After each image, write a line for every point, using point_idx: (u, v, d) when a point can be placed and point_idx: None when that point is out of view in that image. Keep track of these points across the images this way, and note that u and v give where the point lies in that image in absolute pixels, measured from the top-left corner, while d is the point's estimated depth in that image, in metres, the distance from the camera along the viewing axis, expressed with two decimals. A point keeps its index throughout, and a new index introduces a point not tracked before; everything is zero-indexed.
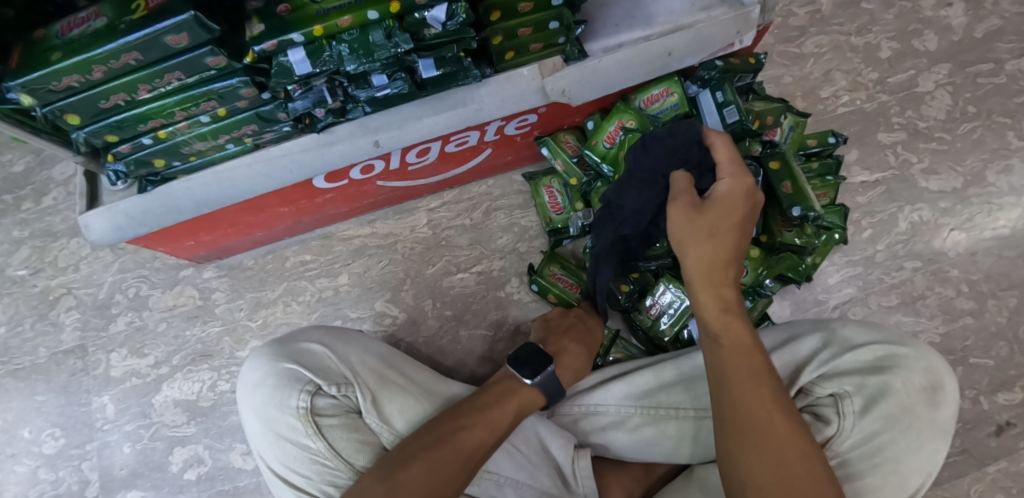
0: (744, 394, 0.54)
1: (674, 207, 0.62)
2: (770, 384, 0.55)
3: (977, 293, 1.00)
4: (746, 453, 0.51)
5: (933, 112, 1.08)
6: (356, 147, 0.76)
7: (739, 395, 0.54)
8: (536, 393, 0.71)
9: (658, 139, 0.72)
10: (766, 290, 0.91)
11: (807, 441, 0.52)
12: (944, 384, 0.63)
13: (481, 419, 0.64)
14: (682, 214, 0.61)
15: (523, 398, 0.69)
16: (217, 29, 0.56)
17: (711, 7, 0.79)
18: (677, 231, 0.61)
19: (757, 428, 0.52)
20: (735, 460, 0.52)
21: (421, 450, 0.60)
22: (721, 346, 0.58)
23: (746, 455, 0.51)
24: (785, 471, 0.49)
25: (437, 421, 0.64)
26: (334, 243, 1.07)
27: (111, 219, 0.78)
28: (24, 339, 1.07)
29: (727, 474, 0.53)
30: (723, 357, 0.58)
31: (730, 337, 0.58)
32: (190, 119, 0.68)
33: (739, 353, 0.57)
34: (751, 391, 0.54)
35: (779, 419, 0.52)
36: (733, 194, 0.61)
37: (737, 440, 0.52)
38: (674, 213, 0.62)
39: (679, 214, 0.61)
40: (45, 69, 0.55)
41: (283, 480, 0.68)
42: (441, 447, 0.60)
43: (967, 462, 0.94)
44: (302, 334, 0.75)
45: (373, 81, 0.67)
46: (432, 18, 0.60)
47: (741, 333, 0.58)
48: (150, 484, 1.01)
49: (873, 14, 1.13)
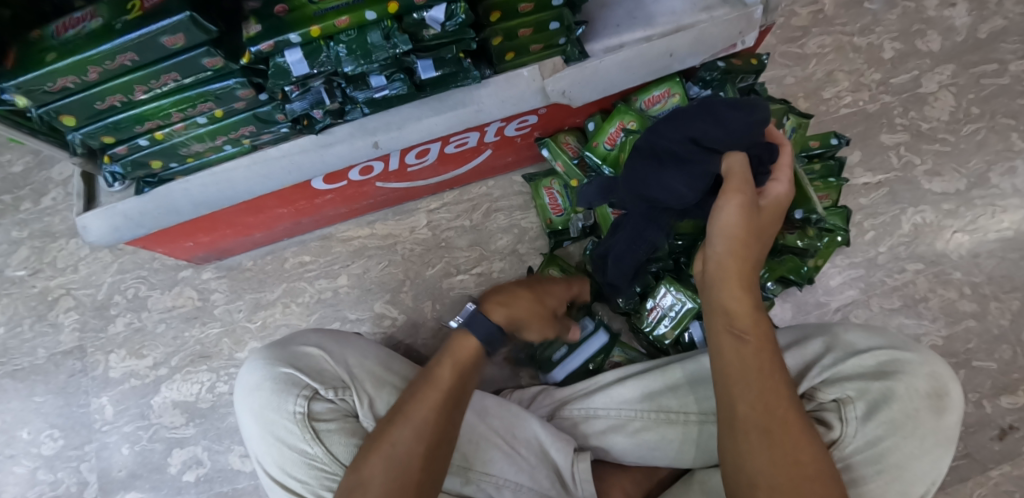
0: (765, 396, 0.52)
1: (728, 193, 0.56)
2: (788, 387, 0.54)
3: (980, 296, 0.99)
4: (760, 452, 0.51)
5: (936, 113, 1.07)
6: (354, 149, 0.76)
7: (763, 394, 0.52)
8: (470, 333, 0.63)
9: (728, 109, 0.63)
10: (767, 293, 0.90)
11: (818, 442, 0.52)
12: (948, 390, 0.62)
13: (431, 398, 0.59)
14: (740, 205, 0.55)
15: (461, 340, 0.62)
16: (213, 29, 0.56)
17: (713, 7, 0.78)
18: (725, 221, 0.56)
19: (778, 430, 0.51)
20: (746, 458, 0.51)
21: (373, 444, 0.58)
22: (748, 342, 0.55)
23: (763, 455, 0.50)
24: (801, 474, 0.49)
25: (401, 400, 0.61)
26: (333, 243, 1.06)
27: (108, 221, 0.77)
28: (22, 340, 1.06)
29: (735, 471, 0.52)
30: (748, 355, 0.54)
31: (757, 335, 0.55)
32: (187, 121, 0.68)
33: (765, 351, 0.54)
34: (774, 392, 0.52)
35: (794, 421, 0.52)
36: (778, 200, 0.59)
37: (754, 440, 0.51)
38: (729, 201, 0.56)
39: (737, 202, 0.56)
40: (39, 71, 0.55)
41: (281, 485, 0.67)
42: (390, 441, 0.57)
43: (970, 466, 0.93)
44: (299, 338, 0.75)
45: (372, 82, 0.67)
46: (431, 19, 0.60)
47: (763, 331, 0.55)
48: (148, 485, 1.01)
49: (876, 14, 1.12)
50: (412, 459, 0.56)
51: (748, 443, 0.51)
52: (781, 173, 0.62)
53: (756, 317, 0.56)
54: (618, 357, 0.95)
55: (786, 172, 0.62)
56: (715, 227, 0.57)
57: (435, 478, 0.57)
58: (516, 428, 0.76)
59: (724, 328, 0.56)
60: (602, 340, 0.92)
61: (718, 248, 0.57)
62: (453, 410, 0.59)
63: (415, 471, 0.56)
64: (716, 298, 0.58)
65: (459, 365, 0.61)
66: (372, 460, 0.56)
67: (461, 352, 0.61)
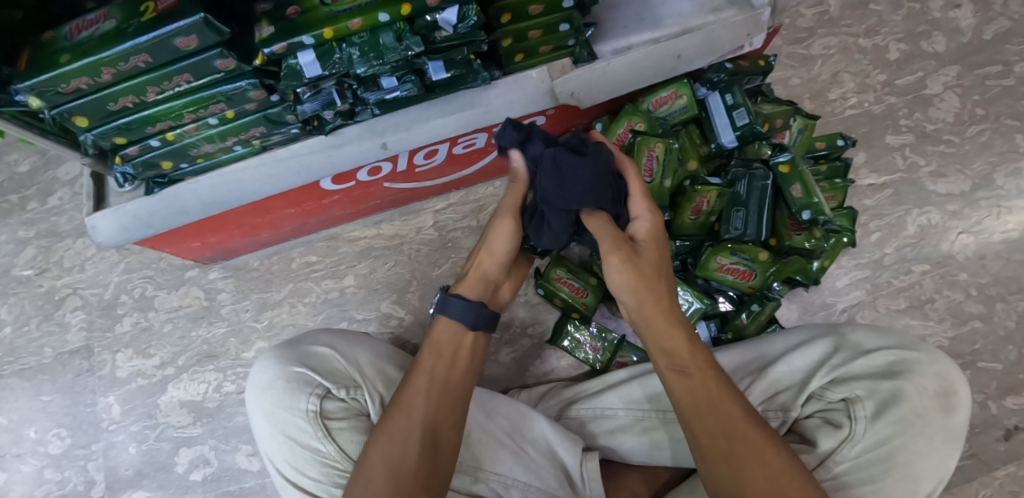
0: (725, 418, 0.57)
1: (607, 255, 0.63)
2: (740, 403, 0.58)
3: (986, 297, 1.00)
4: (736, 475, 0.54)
5: (941, 114, 1.07)
6: (363, 150, 0.76)
7: (719, 422, 0.56)
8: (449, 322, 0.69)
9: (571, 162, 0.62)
10: (773, 293, 0.89)
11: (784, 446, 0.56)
12: (957, 389, 0.62)
13: (416, 383, 0.65)
14: (621, 263, 0.62)
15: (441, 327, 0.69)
16: (226, 31, 0.56)
17: (721, 9, 0.78)
18: (619, 280, 0.63)
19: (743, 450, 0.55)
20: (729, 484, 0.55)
21: (377, 430, 0.63)
22: (692, 376, 0.60)
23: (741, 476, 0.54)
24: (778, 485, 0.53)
25: (394, 398, 0.66)
26: (339, 244, 1.06)
27: (118, 221, 0.77)
28: (29, 339, 1.07)
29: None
30: (693, 389, 0.59)
31: (698, 368, 0.60)
32: (198, 122, 0.68)
33: (708, 379, 0.59)
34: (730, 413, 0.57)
35: (760, 438, 0.55)
36: (654, 231, 0.67)
37: (725, 467, 0.55)
38: (612, 261, 0.63)
39: (619, 257, 0.63)
40: (53, 72, 0.55)
41: (293, 484, 0.68)
42: (390, 434, 0.62)
43: (975, 466, 0.93)
44: (309, 338, 0.75)
45: (383, 83, 0.67)
46: (443, 21, 0.60)
47: (703, 357, 0.61)
48: (156, 484, 1.01)
49: (882, 15, 1.12)
50: (409, 442, 0.61)
51: (717, 472, 0.56)
52: (637, 205, 0.67)
53: (692, 348, 0.61)
54: (624, 356, 0.95)
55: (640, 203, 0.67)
56: (616, 284, 0.64)
57: (433, 460, 0.61)
58: (525, 427, 0.77)
59: (668, 368, 0.61)
60: (610, 338, 0.93)
61: (631, 301, 0.63)
62: (443, 392, 0.65)
63: (413, 450, 0.61)
64: (651, 343, 0.63)
65: (442, 348, 0.67)
66: (377, 446, 0.61)
67: (437, 334, 0.69)
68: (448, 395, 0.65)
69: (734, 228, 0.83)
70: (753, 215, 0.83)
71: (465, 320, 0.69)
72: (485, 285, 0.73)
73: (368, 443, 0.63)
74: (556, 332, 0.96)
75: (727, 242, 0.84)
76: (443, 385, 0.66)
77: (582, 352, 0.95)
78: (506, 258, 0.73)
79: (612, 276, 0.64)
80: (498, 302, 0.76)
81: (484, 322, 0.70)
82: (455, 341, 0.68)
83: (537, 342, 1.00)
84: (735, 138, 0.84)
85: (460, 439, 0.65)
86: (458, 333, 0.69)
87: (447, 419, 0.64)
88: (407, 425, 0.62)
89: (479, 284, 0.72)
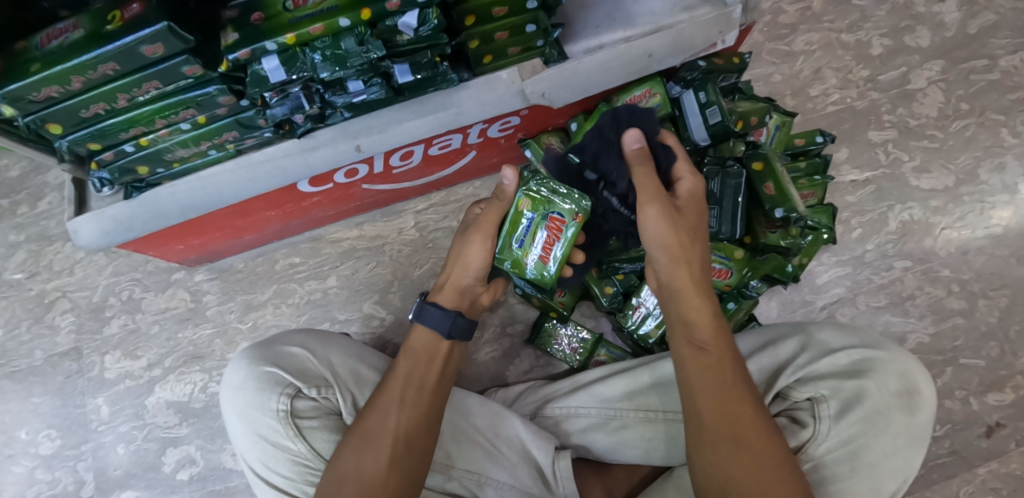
0: (729, 389, 0.58)
1: (648, 205, 0.66)
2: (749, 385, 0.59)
3: (969, 293, 0.99)
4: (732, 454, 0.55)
5: (924, 109, 1.07)
6: (338, 152, 0.77)
7: (725, 395, 0.58)
8: (431, 335, 0.71)
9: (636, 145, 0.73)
10: (751, 291, 0.89)
11: (778, 443, 0.56)
12: (919, 388, 0.63)
13: (392, 390, 0.66)
14: (658, 212, 0.65)
15: (422, 340, 0.70)
16: (192, 38, 0.57)
17: (693, 7, 0.78)
18: (654, 232, 0.65)
19: (740, 430, 0.56)
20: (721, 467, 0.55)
21: (348, 439, 0.63)
22: (710, 353, 0.61)
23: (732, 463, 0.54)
24: (765, 477, 0.53)
25: (364, 413, 0.65)
26: (323, 245, 1.07)
27: (100, 224, 0.79)
28: (20, 342, 1.08)
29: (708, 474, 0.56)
30: (705, 362, 0.60)
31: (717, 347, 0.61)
32: (171, 127, 0.69)
33: (725, 359, 0.60)
34: (726, 383, 0.59)
35: (755, 423, 0.56)
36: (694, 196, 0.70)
37: (728, 453, 0.55)
38: (650, 212, 0.65)
39: (657, 213, 0.65)
40: (25, 80, 0.56)
41: (267, 482, 0.69)
42: (361, 448, 0.62)
43: (957, 463, 0.93)
44: (282, 337, 0.76)
45: (349, 87, 0.67)
46: (404, 25, 0.61)
47: (721, 339, 0.62)
48: (144, 484, 1.02)
49: (865, 11, 1.12)
50: (378, 444, 0.62)
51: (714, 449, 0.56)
52: (682, 167, 0.71)
53: (716, 329, 0.63)
54: (602, 355, 0.95)
55: (685, 167, 0.71)
56: (652, 239, 0.66)
57: (405, 465, 0.62)
58: (500, 427, 0.77)
59: (686, 340, 0.63)
60: (587, 339, 0.94)
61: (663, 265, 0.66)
62: (417, 399, 0.66)
63: (384, 451, 0.62)
64: (676, 311, 0.66)
65: (418, 355, 0.69)
66: (347, 453, 0.62)
67: (413, 341, 0.71)
68: (422, 398, 0.67)
69: (708, 227, 0.83)
70: (728, 212, 0.82)
71: (441, 328, 0.70)
72: (461, 297, 0.74)
73: (334, 458, 0.63)
74: (535, 330, 0.96)
75: (704, 240, 0.85)
76: (418, 388, 0.67)
77: (558, 349, 0.95)
78: (482, 274, 0.74)
79: (648, 228, 0.66)
80: (476, 310, 0.77)
81: (461, 334, 0.71)
82: (433, 351, 0.70)
83: (517, 341, 1.00)
84: (708, 136, 0.84)
85: (432, 445, 0.66)
86: (433, 341, 0.70)
87: (422, 425, 0.65)
88: (380, 427, 0.63)
89: (456, 295, 0.74)
